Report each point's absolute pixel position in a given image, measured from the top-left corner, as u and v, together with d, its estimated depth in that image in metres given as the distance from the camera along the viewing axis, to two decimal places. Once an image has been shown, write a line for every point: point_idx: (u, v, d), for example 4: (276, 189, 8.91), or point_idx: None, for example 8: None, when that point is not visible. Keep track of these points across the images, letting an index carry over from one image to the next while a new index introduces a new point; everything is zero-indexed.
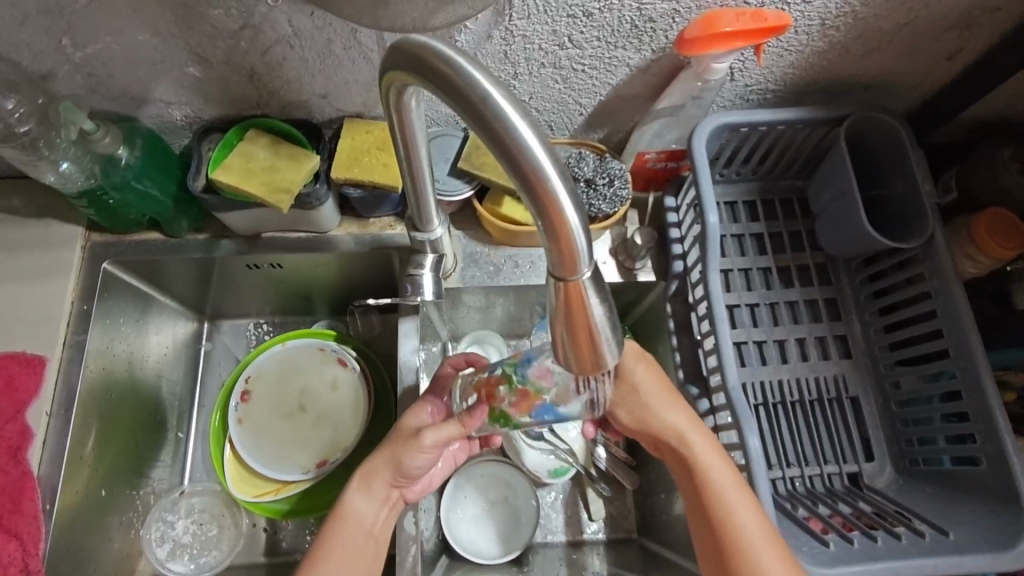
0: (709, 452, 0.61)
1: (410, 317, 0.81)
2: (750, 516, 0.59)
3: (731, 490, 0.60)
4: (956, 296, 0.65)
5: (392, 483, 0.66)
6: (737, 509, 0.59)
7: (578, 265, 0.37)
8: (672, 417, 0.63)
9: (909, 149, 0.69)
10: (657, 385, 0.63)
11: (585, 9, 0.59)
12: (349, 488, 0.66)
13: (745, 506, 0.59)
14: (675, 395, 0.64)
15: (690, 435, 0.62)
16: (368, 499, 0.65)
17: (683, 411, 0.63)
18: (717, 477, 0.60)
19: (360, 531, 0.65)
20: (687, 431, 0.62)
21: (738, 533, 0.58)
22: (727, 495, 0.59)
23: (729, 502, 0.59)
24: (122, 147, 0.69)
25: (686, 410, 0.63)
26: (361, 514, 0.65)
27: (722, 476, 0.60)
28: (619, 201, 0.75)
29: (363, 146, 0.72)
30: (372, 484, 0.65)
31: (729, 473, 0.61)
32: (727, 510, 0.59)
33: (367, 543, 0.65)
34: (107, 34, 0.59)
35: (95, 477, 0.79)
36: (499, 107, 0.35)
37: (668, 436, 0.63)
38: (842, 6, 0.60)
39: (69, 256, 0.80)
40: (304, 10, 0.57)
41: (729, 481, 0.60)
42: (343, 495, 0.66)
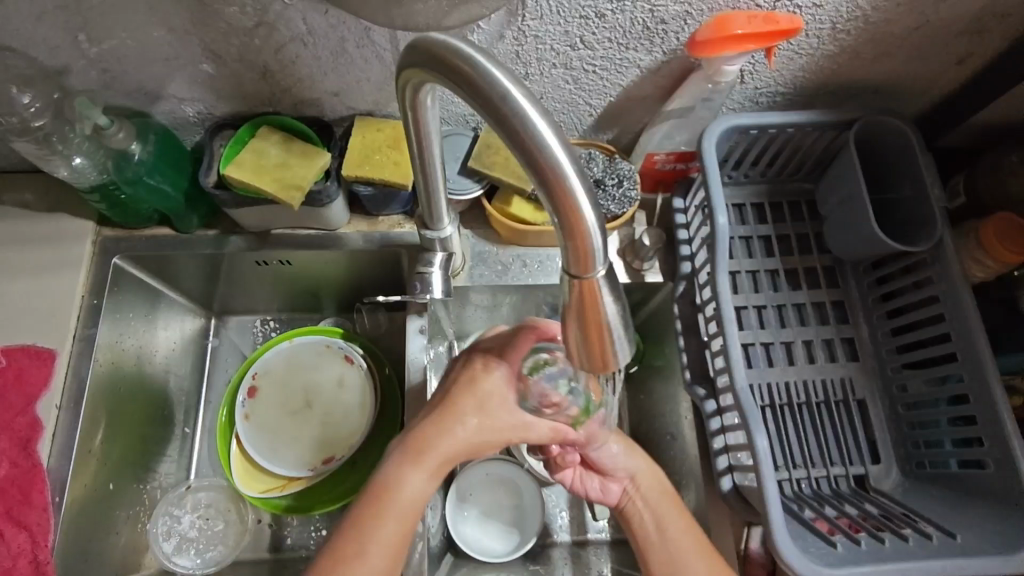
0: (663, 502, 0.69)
1: (417, 315, 0.82)
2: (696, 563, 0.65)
3: (681, 536, 0.67)
4: (964, 300, 0.66)
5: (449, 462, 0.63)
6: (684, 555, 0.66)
7: (593, 263, 0.37)
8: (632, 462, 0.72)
9: (918, 153, 0.69)
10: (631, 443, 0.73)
11: (598, 10, 0.59)
12: (407, 456, 0.62)
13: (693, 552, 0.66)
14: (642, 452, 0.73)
15: (647, 483, 0.71)
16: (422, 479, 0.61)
17: (647, 464, 0.72)
18: (671, 529, 0.68)
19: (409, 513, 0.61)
20: (647, 480, 0.71)
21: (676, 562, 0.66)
22: (676, 542, 0.67)
23: (679, 548, 0.66)
24: (135, 143, 0.69)
25: (649, 463, 0.73)
26: (412, 499, 0.61)
27: (674, 523, 0.68)
28: (628, 202, 0.76)
29: (374, 144, 0.72)
30: (432, 465, 0.62)
31: (681, 521, 0.68)
32: (674, 552, 0.66)
33: (410, 531, 0.61)
34: (123, 31, 0.59)
35: (103, 471, 0.79)
36: (518, 104, 0.35)
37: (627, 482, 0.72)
38: (853, 10, 0.61)
39: (80, 251, 0.81)
40: (318, 9, 0.58)
41: (680, 528, 0.68)
42: (394, 466, 0.62)
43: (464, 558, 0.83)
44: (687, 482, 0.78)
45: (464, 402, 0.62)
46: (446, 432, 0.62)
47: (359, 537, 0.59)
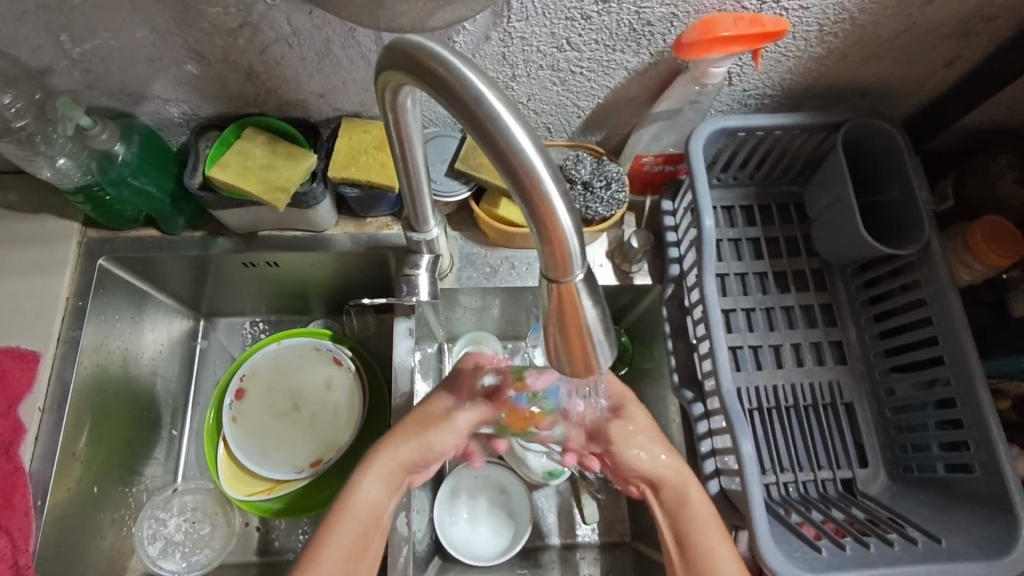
0: (693, 500, 0.64)
1: (406, 316, 0.81)
2: (729, 562, 0.61)
3: (713, 535, 0.62)
4: (951, 303, 0.65)
5: (407, 470, 0.66)
6: (716, 553, 0.61)
7: (571, 267, 0.37)
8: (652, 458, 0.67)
9: (906, 156, 0.69)
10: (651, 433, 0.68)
11: (583, 11, 0.59)
12: (359, 466, 0.65)
13: (725, 552, 0.61)
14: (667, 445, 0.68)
15: (675, 480, 0.66)
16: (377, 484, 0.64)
17: (673, 459, 0.67)
18: (703, 530, 0.63)
19: (364, 519, 0.63)
20: (672, 476, 0.66)
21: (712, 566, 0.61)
22: (706, 540, 0.62)
23: (710, 546, 0.62)
24: (119, 143, 0.69)
25: (676, 457, 0.67)
26: (368, 506, 0.63)
27: (706, 523, 0.63)
28: (616, 204, 0.75)
29: (360, 146, 0.72)
30: (388, 475, 0.65)
31: (711, 520, 0.63)
32: (706, 550, 0.61)
33: (369, 540, 0.63)
34: (105, 31, 0.59)
35: (87, 474, 0.79)
36: (492, 107, 0.34)
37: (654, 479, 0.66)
38: (840, 12, 0.60)
39: (65, 252, 0.80)
40: (301, 9, 0.57)
41: (710, 525, 0.63)
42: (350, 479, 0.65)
43: (451, 561, 0.82)
44: None
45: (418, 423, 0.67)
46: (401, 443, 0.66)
47: (317, 546, 0.60)
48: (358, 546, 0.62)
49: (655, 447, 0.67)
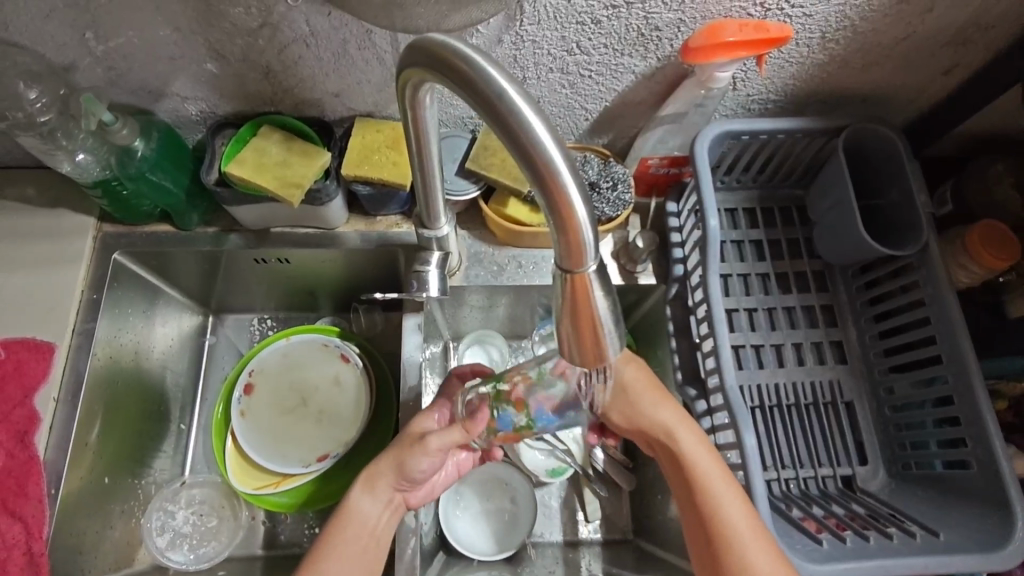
0: (700, 453, 0.63)
1: (414, 313, 0.83)
2: (739, 512, 0.60)
3: (723, 488, 0.61)
4: (949, 304, 0.67)
5: (396, 487, 0.68)
6: (726, 506, 0.60)
7: (585, 259, 0.38)
8: (663, 415, 0.65)
9: (905, 160, 0.71)
10: (649, 385, 0.65)
11: (594, 16, 0.61)
12: (353, 487, 0.67)
13: (735, 503, 0.60)
14: (667, 395, 0.66)
15: (680, 431, 0.64)
16: (371, 500, 0.67)
17: (675, 410, 0.65)
18: (712, 480, 0.61)
19: (362, 532, 0.66)
20: (677, 427, 0.64)
21: (726, 527, 0.59)
22: (717, 492, 0.61)
23: (720, 498, 0.60)
24: (139, 139, 0.70)
25: (676, 409, 0.65)
26: (367, 520, 0.66)
27: (714, 474, 0.62)
28: (622, 205, 0.77)
29: (373, 145, 0.74)
30: (378, 492, 0.67)
31: (719, 471, 0.62)
32: (716, 502, 0.60)
33: (369, 550, 0.66)
34: (129, 29, 0.61)
35: (99, 464, 0.80)
36: (513, 102, 0.36)
37: (658, 432, 0.65)
38: (841, 20, 0.62)
39: (80, 246, 0.82)
40: (321, 11, 0.59)
41: (719, 477, 0.62)
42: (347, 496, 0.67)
43: (456, 556, 0.83)
44: None
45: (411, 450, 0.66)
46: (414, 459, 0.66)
47: (318, 551, 0.65)
48: (360, 554, 0.65)
49: (654, 400, 0.65)
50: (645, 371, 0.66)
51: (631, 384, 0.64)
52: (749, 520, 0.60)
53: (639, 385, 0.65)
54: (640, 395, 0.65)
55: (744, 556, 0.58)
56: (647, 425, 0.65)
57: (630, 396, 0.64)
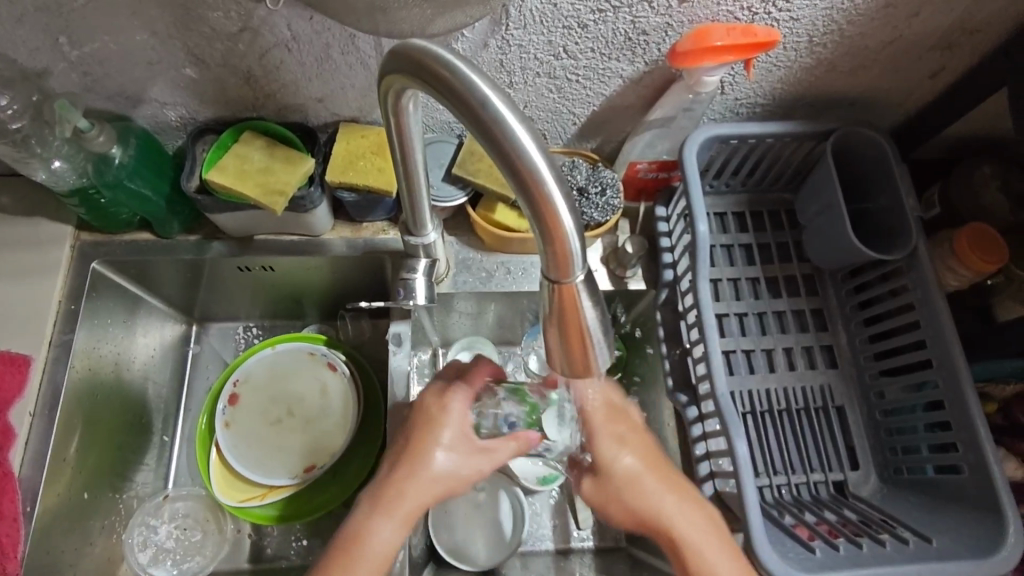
0: (692, 526, 0.59)
1: (402, 320, 0.81)
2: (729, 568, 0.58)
3: (709, 543, 0.58)
4: (940, 307, 0.66)
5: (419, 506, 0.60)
6: (716, 563, 0.58)
7: (572, 269, 0.38)
8: (651, 495, 0.61)
9: (893, 164, 0.70)
10: (641, 459, 0.63)
11: (580, 20, 0.60)
12: (370, 505, 0.59)
13: (722, 558, 0.58)
14: (658, 476, 0.62)
15: (669, 511, 0.60)
16: (389, 525, 0.58)
17: (666, 487, 0.62)
18: (689, 532, 0.59)
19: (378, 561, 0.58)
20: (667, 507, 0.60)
21: None
22: (705, 550, 0.58)
23: (709, 557, 0.58)
24: (116, 146, 0.69)
25: (671, 486, 0.62)
26: (383, 550, 0.58)
27: (703, 540, 0.58)
28: (611, 210, 0.76)
29: (358, 151, 0.72)
30: (405, 513, 0.59)
31: (703, 525, 0.60)
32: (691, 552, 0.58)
33: None
34: (104, 34, 0.59)
35: (78, 479, 0.78)
36: (496, 109, 0.35)
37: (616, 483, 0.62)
38: (829, 23, 0.62)
39: (58, 255, 0.80)
40: (303, 15, 0.58)
41: (702, 530, 0.59)
42: (360, 517, 0.59)
43: (446, 566, 0.82)
44: None
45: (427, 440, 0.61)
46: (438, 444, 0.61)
47: None
48: None
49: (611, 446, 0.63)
50: (639, 444, 0.64)
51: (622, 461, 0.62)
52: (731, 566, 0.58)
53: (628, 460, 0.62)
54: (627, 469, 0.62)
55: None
56: (631, 504, 0.61)
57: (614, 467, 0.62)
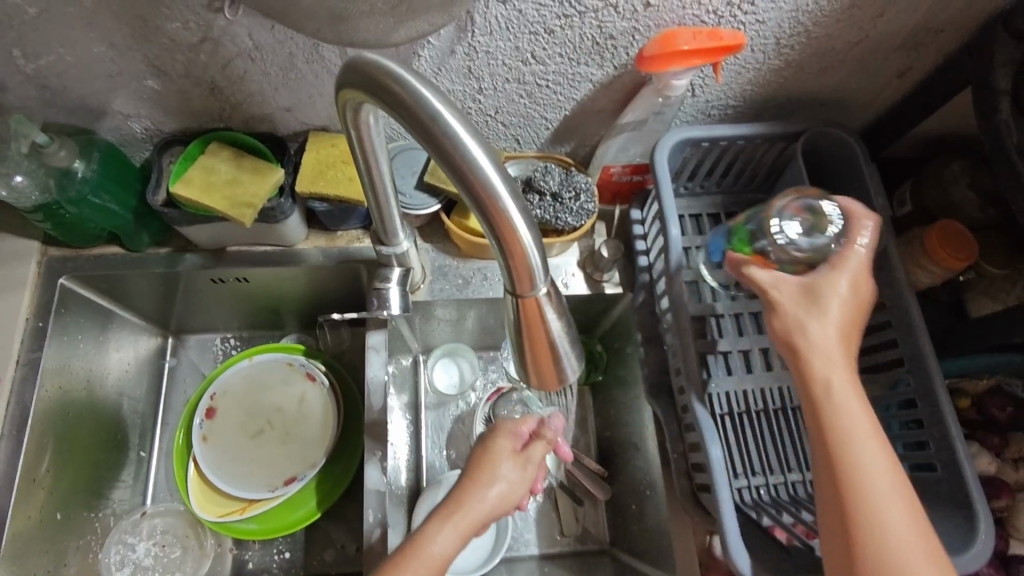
0: (869, 444, 0.53)
1: (378, 330, 0.80)
2: (902, 523, 0.51)
3: (888, 497, 0.51)
4: (909, 305, 0.67)
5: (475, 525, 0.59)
6: (887, 512, 0.51)
7: (534, 283, 0.38)
8: (855, 424, 0.53)
9: (863, 163, 0.70)
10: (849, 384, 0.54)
11: (546, 25, 0.60)
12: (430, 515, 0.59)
13: (895, 507, 0.51)
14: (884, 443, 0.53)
15: (869, 443, 0.53)
16: (449, 535, 0.58)
17: (869, 421, 0.53)
18: (869, 462, 0.52)
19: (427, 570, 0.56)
20: (860, 419, 0.53)
21: (872, 535, 0.50)
22: (872, 496, 0.51)
23: (876, 506, 0.51)
24: (78, 161, 0.68)
25: (889, 452, 0.53)
26: (439, 558, 0.56)
27: (879, 475, 0.52)
28: (586, 214, 0.76)
29: (328, 160, 0.72)
30: (461, 524, 0.58)
31: (881, 456, 0.52)
32: (879, 518, 0.51)
33: None
34: (61, 46, 0.58)
35: (51, 500, 0.76)
36: (448, 125, 0.35)
37: (819, 387, 0.54)
38: (795, 25, 0.62)
39: (24, 272, 0.78)
40: (264, 25, 0.57)
41: (880, 466, 0.52)
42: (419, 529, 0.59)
43: None
44: (653, 491, 0.78)
45: (482, 464, 0.62)
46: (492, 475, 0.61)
47: None
48: None
49: (818, 323, 0.55)
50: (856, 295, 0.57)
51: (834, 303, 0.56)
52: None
53: (853, 408, 0.53)
54: (823, 330, 0.55)
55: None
56: (822, 395, 0.54)
57: (819, 301, 0.56)
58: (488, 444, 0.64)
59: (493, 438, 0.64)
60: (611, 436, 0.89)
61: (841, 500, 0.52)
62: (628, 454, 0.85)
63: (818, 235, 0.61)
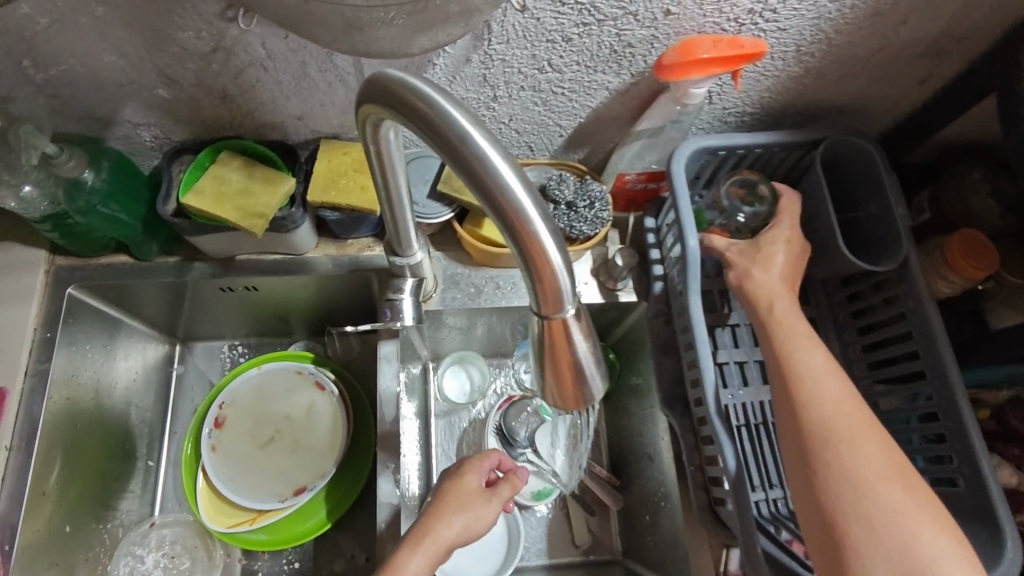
0: (823, 376, 0.58)
1: (390, 340, 0.80)
2: (867, 450, 0.54)
3: (846, 414, 0.56)
4: (931, 317, 0.66)
5: (442, 550, 0.59)
6: (847, 434, 0.55)
7: (561, 304, 0.37)
8: (814, 358, 0.59)
9: (883, 172, 0.69)
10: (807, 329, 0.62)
11: (564, 34, 0.59)
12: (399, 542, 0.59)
13: (860, 431, 0.55)
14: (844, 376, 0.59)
15: (825, 376, 0.58)
16: (418, 560, 0.57)
17: (828, 360, 0.60)
18: (823, 389, 0.57)
19: None
20: (814, 354, 0.60)
21: (837, 452, 0.54)
22: (832, 420, 0.56)
23: (839, 430, 0.55)
24: (88, 171, 0.66)
25: (850, 387, 0.58)
26: None
27: (836, 401, 0.57)
28: (600, 223, 0.75)
29: (340, 168, 0.70)
30: (429, 552, 0.58)
31: (840, 388, 0.57)
32: (836, 431, 0.55)
33: None
34: (71, 55, 0.57)
35: (59, 512, 0.75)
36: (477, 146, 0.34)
37: (766, 311, 0.64)
38: (816, 32, 0.61)
39: (31, 282, 0.77)
40: (277, 34, 0.56)
41: (840, 394, 0.57)
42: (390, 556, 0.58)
43: None
44: (666, 502, 0.77)
45: (448, 493, 0.63)
46: (458, 506, 0.62)
47: None
48: None
49: (760, 271, 0.66)
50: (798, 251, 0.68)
51: (776, 261, 0.67)
52: (917, 510, 0.52)
53: (818, 359, 0.60)
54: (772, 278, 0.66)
55: (858, 552, 0.51)
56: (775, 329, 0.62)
57: (763, 256, 0.67)
58: (454, 475, 0.65)
59: (457, 470, 0.66)
60: (623, 445, 0.88)
61: (796, 417, 0.57)
62: (641, 464, 0.84)
63: (759, 210, 0.71)
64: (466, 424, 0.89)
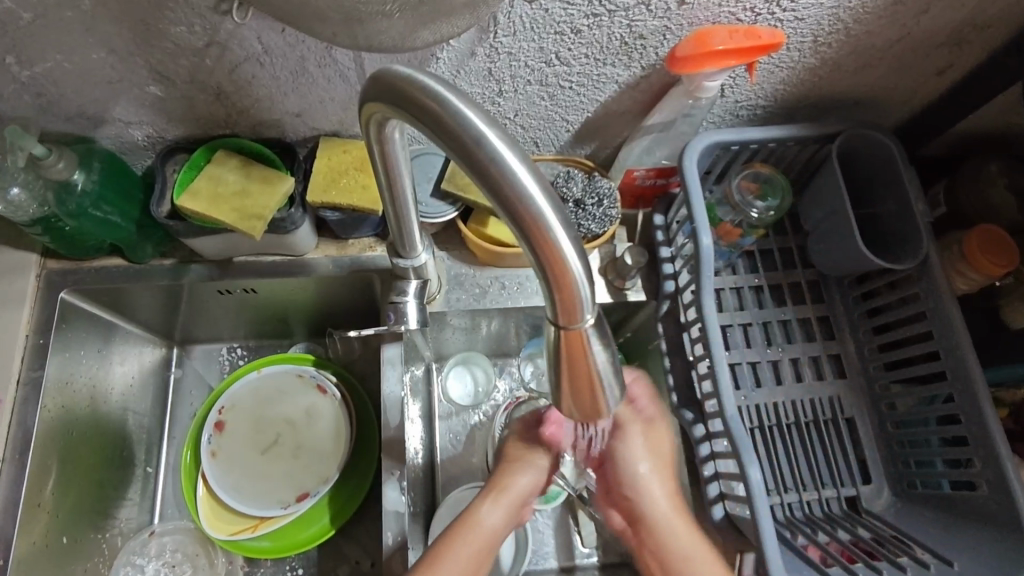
0: (654, 491, 0.59)
1: (394, 342, 0.78)
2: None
3: (682, 539, 0.57)
4: (953, 317, 0.64)
5: (519, 503, 0.62)
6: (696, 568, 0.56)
7: (581, 314, 0.35)
8: (652, 479, 0.59)
9: (902, 167, 0.67)
10: (641, 446, 0.59)
11: (573, 25, 0.56)
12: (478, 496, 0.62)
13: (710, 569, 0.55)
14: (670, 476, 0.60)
15: (646, 495, 0.59)
16: (495, 510, 0.60)
17: (663, 476, 0.59)
18: (656, 507, 0.58)
19: (474, 544, 0.58)
20: (650, 477, 0.59)
21: None
22: (676, 546, 0.57)
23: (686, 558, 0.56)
24: (77, 172, 0.64)
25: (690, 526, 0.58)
26: (489, 531, 0.59)
27: (668, 519, 0.58)
28: (609, 221, 0.73)
29: (341, 167, 0.68)
30: (507, 502, 0.61)
31: (667, 502, 0.59)
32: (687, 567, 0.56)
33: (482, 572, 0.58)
34: (57, 52, 0.54)
35: (55, 523, 0.73)
36: (493, 148, 0.32)
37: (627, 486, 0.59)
38: (835, 22, 0.59)
39: (22, 286, 0.75)
40: (274, 27, 0.53)
41: (665, 506, 0.59)
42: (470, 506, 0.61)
43: None
44: None
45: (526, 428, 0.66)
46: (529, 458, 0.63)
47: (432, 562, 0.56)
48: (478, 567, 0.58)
49: (634, 438, 0.59)
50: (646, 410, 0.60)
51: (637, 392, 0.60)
52: None
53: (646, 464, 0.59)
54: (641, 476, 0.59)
55: None
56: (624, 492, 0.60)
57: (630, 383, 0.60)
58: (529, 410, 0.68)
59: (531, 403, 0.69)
60: None
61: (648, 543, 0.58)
62: None
63: (771, 201, 0.70)
64: (470, 426, 0.88)
